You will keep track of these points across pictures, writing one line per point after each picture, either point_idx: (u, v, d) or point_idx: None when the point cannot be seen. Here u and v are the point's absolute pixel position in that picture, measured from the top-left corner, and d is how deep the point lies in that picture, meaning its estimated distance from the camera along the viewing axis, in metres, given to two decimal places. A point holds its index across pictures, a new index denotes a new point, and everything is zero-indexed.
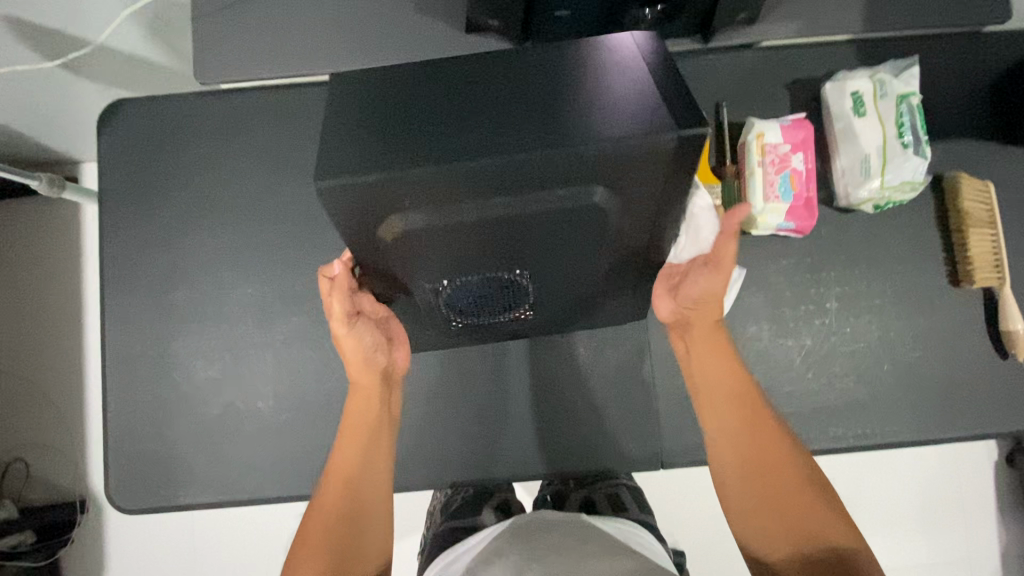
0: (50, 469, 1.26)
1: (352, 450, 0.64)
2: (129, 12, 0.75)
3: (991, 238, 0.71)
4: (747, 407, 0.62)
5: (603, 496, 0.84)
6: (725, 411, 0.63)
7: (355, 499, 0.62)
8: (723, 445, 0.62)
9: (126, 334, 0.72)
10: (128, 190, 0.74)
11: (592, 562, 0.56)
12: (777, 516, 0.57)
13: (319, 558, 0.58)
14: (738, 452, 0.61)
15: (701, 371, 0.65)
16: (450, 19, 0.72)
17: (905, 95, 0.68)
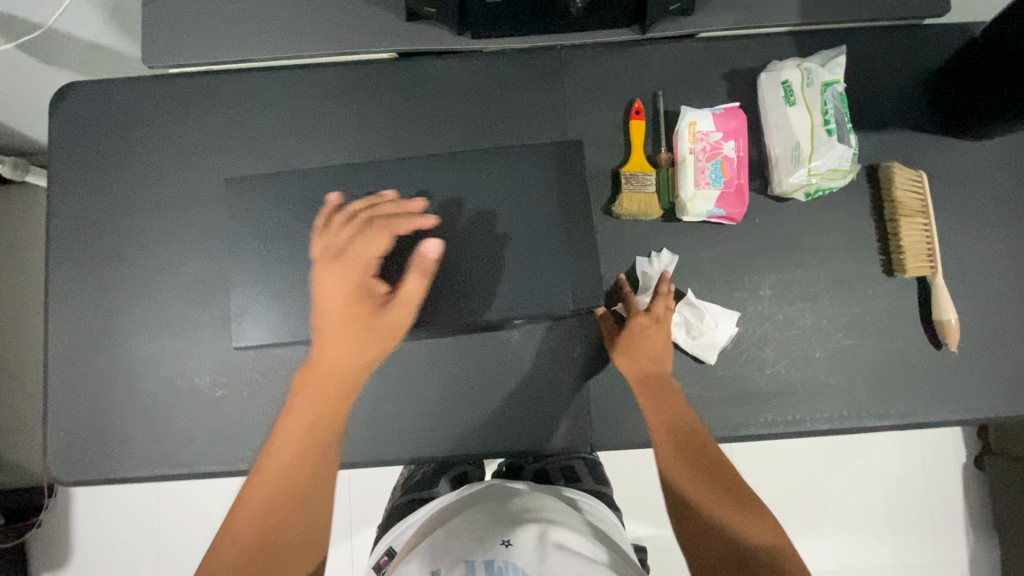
0: (19, 453, 1.28)
1: (294, 424, 0.56)
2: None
3: (924, 227, 0.71)
4: (678, 423, 0.62)
5: (559, 469, 0.85)
6: (666, 428, 0.61)
7: (295, 516, 0.52)
8: (669, 464, 0.58)
9: (70, 308, 0.73)
10: (75, 168, 0.75)
11: (537, 532, 0.57)
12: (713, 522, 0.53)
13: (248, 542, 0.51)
14: (683, 465, 0.58)
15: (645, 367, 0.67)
16: (393, 7, 0.73)
17: (831, 82, 0.69)
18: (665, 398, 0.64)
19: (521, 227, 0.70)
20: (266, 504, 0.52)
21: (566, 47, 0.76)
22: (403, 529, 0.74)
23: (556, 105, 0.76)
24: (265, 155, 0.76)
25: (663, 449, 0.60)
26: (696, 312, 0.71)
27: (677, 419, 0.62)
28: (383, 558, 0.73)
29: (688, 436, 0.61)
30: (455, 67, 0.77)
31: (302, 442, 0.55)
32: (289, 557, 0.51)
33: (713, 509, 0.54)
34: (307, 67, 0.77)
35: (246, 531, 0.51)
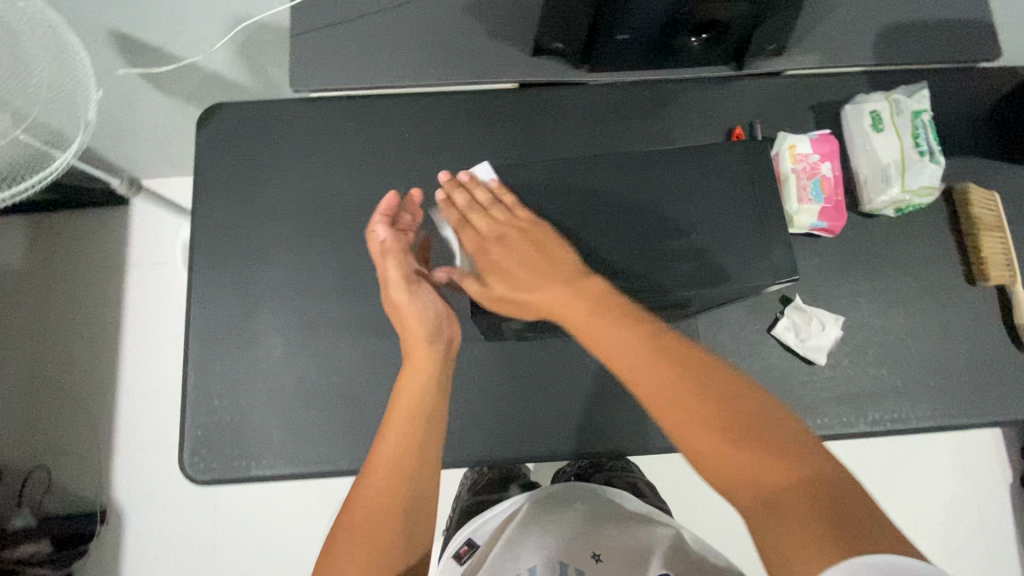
0: (71, 478, 1.24)
1: (413, 388, 0.65)
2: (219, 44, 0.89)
3: (1000, 240, 0.79)
4: (671, 358, 0.53)
5: (623, 481, 0.90)
6: (651, 368, 0.52)
7: (408, 490, 0.59)
8: (680, 414, 0.49)
9: (211, 311, 0.77)
10: (219, 182, 0.81)
11: (619, 540, 0.63)
12: (759, 489, 0.45)
13: (381, 498, 0.58)
14: (694, 415, 0.49)
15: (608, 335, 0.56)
16: (518, 42, 0.82)
17: (918, 111, 0.78)
18: (620, 339, 0.55)
19: (685, 214, 0.71)
20: (389, 480, 0.59)
21: (668, 80, 0.85)
22: (485, 520, 0.74)
23: (660, 131, 0.84)
24: (397, 172, 0.82)
25: (654, 395, 0.51)
26: (803, 317, 0.77)
27: (669, 353, 0.53)
28: (463, 547, 0.72)
29: (707, 375, 0.51)
30: (568, 96, 0.85)
31: (405, 424, 0.62)
32: (421, 513, 0.60)
33: (750, 463, 0.46)
34: (431, 95, 0.85)
35: (380, 492, 0.58)
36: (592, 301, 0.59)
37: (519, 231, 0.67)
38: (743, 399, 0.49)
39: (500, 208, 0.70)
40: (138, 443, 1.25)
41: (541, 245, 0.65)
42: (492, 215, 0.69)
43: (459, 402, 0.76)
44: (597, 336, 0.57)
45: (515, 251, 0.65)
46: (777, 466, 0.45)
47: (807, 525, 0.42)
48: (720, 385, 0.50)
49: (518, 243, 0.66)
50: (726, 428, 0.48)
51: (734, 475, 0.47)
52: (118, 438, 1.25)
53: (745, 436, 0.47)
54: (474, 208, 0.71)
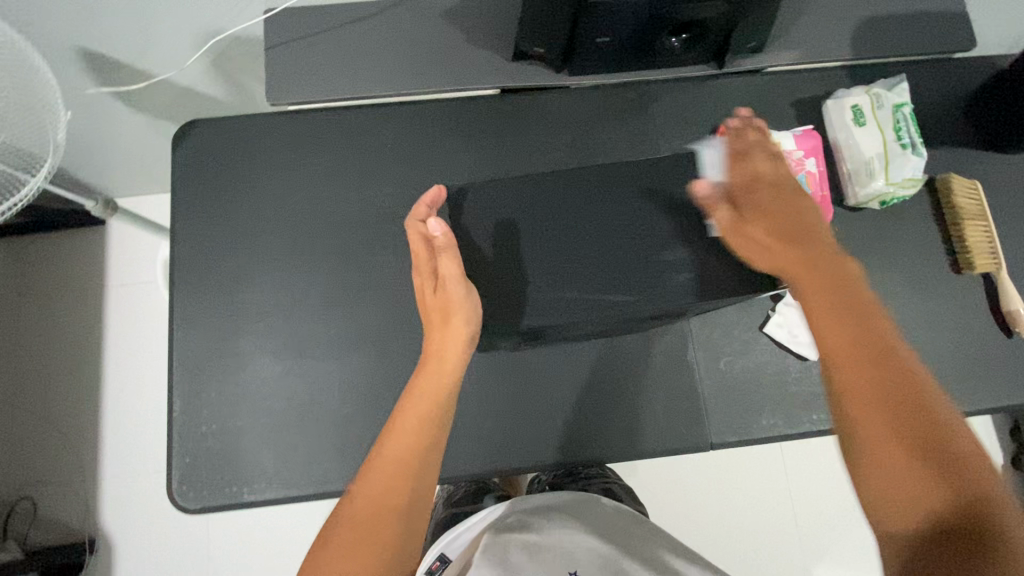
0: (57, 508, 1.21)
1: (426, 387, 0.63)
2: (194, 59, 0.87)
3: (984, 229, 0.80)
4: (883, 360, 0.53)
5: (598, 489, 0.89)
6: (865, 364, 0.53)
7: (405, 505, 0.57)
8: (862, 412, 0.51)
9: (195, 334, 0.76)
10: (198, 200, 0.79)
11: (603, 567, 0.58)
12: (913, 500, 0.48)
13: (379, 499, 0.56)
14: (878, 419, 0.51)
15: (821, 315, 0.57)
16: (499, 48, 0.81)
17: (899, 104, 0.79)
18: (829, 327, 0.56)
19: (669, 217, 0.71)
20: (387, 493, 0.57)
21: (650, 81, 0.85)
22: (455, 536, 0.73)
23: (644, 132, 0.84)
24: (381, 183, 0.81)
25: (853, 391, 0.53)
26: (794, 313, 0.77)
27: (873, 355, 0.54)
28: (436, 564, 0.72)
29: (893, 387, 0.52)
30: (550, 100, 0.84)
31: (412, 435, 0.60)
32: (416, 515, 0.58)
33: (920, 481, 0.48)
34: (414, 103, 0.84)
35: (374, 494, 0.57)
36: (824, 279, 0.59)
37: (778, 186, 0.65)
38: (931, 414, 0.50)
39: (781, 161, 0.67)
40: (126, 469, 1.22)
41: (798, 208, 0.64)
42: (759, 164, 0.67)
43: (453, 415, 0.75)
44: (828, 318, 0.57)
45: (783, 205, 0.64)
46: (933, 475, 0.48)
47: (938, 541, 0.46)
48: (923, 401, 0.51)
49: (780, 196, 0.65)
50: (911, 439, 0.49)
51: (885, 472, 0.49)
52: (105, 465, 1.22)
53: (928, 454, 0.48)
54: (745, 151, 0.68)
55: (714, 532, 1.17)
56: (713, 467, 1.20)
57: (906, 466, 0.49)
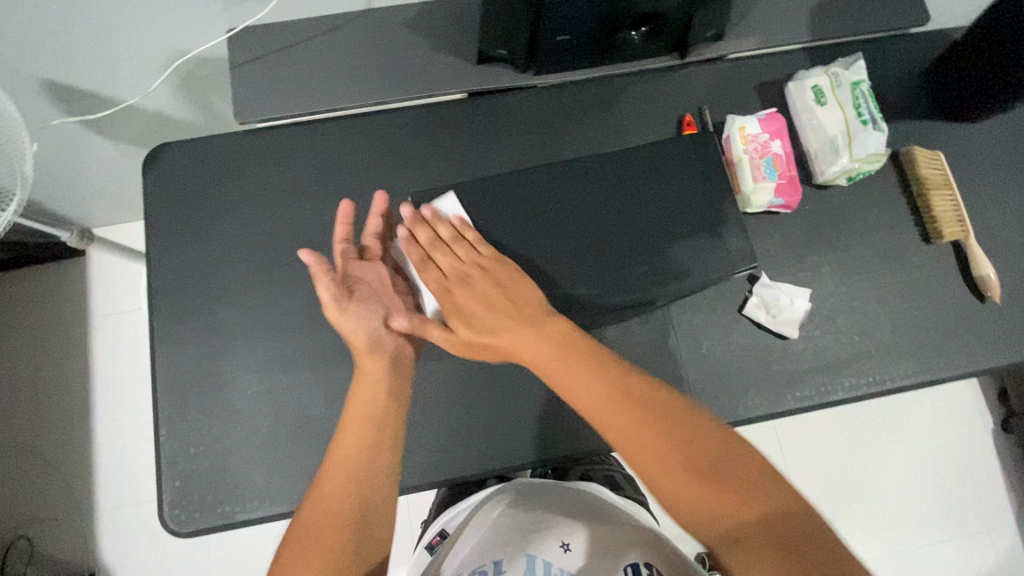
0: (54, 544, 1.19)
1: (371, 385, 0.64)
2: (158, 84, 0.87)
3: (950, 198, 0.82)
4: (660, 416, 0.52)
5: (600, 476, 0.90)
6: (636, 427, 0.52)
7: (362, 499, 0.58)
8: (664, 478, 0.50)
9: (178, 358, 0.76)
10: (173, 224, 0.80)
11: (592, 535, 0.60)
12: (750, 560, 0.46)
13: (344, 493, 0.58)
14: (674, 477, 0.50)
15: (558, 380, 0.57)
16: (461, 53, 0.82)
17: (857, 83, 0.80)
18: (592, 389, 0.55)
19: (627, 210, 0.73)
20: (343, 490, 0.58)
21: (614, 76, 0.86)
22: (452, 515, 0.77)
23: (613, 126, 0.85)
24: (354, 194, 0.81)
25: (627, 444, 0.52)
26: (772, 292, 0.78)
27: (644, 410, 0.53)
28: (435, 538, 0.76)
29: (680, 434, 0.51)
30: (516, 100, 0.85)
31: (359, 431, 0.61)
32: (380, 513, 0.59)
33: (728, 525, 0.47)
34: (383, 112, 0.84)
35: (343, 485, 0.58)
36: (551, 341, 0.58)
37: (485, 270, 0.65)
38: (716, 453, 0.50)
39: (467, 239, 0.68)
40: (122, 498, 1.21)
41: (488, 274, 0.65)
42: (450, 254, 0.67)
43: (442, 417, 0.76)
44: (586, 396, 0.55)
45: (487, 281, 0.64)
46: (739, 511, 0.48)
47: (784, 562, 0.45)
48: (697, 440, 0.51)
49: (489, 277, 0.64)
50: (699, 479, 0.49)
51: (704, 511, 0.48)
52: (100, 497, 1.21)
53: (734, 487, 0.48)
54: (437, 244, 0.67)
55: None
56: None
57: (706, 489, 0.49)
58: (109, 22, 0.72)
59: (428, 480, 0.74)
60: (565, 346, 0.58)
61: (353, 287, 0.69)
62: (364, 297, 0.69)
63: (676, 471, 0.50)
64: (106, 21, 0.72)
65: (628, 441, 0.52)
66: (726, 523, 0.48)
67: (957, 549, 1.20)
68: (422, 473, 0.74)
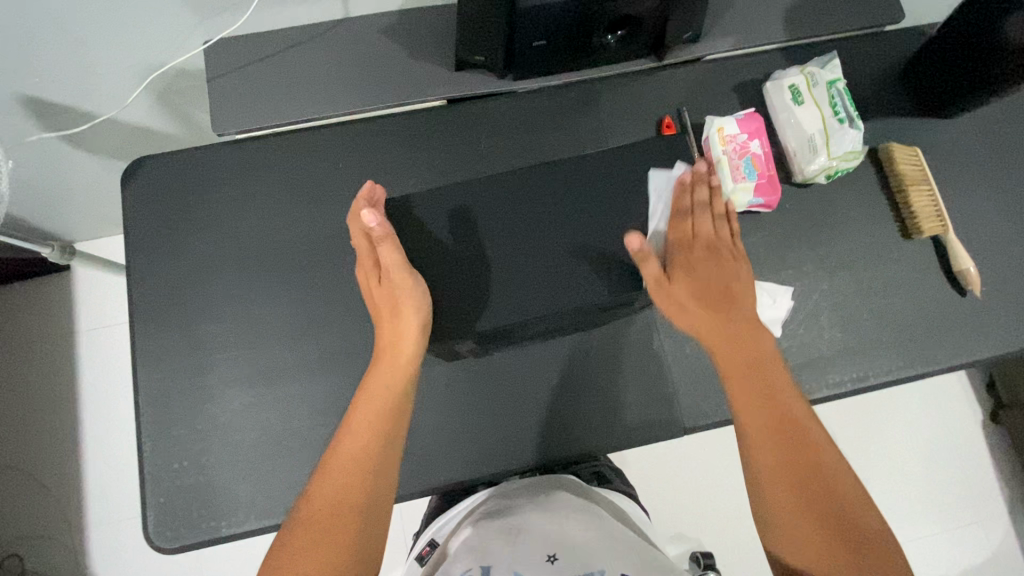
0: (45, 562, 1.18)
1: (384, 382, 0.66)
2: (134, 98, 0.87)
3: (929, 193, 0.82)
4: (796, 442, 0.61)
5: (588, 473, 0.86)
6: (774, 435, 0.61)
7: (364, 496, 0.58)
8: (774, 479, 0.59)
9: (161, 373, 0.75)
10: (153, 239, 0.80)
11: (580, 549, 0.58)
12: (787, 541, 0.58)
13: (342, 493, 0.58)
14: (778, 477, 0.59)
15: (738, 396, 0.64)
16: (440, 60, 0.82)
17: (833, 81, 0.81)
18: (752, 405, 0.63)
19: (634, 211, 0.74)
20: (343, 489, 0.58)
21: (592, 79, 0.87)
22: (444, 520, 0.77)
23: (593, 129, 0.86)
24: (335, 204, 0.81)
25: (760, 451, 0.61)
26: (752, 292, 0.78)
27: (787, 434, 0.61)
28: (427, 548, 0.76)
29: (797, 450, 0.60)
30: (497, 106, 0.85)
31: (365, 423, 0.62)
32: (377, 517, 0.58)
33: (815, 541, 0.56)
34: (362, 122, 0.84)
35: (338, 489, 0.58)
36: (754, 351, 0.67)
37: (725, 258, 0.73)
38: (845, 492, 0.58)
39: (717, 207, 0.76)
40: (114, 513, 1.20)
41: (726, 266, 0.73)
42: (706, 223, 0.74)
43: (427, 426, 0.75)
44: (745, 394, 0.64)
45: (705, 270, 0.72)
46: (817, 521, 0.57)
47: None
48: (824, 475, 0.59)
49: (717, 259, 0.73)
50: (812, 501, 0.58)
51: (788, 534, 0.58)
52: (90, 514, 1.20)
53: (827, 521, 0.57)
54: (684, 210, 0.75)
55: (707, 514, 1.18)
56: (699, 448, 1.20)
57: (813, 533, 0.57)
58: (86, 38, 0.72)
59: (414, 489, 0.74)
60: (755, 369, 0.66)
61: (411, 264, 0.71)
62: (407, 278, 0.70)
63: (806, 486, 0.59)
64: (81, 37, 0.71)
65: (747, 435, 0.62)
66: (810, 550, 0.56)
67: (951, 542, 1.21)
68: (406, 482, 0.74)
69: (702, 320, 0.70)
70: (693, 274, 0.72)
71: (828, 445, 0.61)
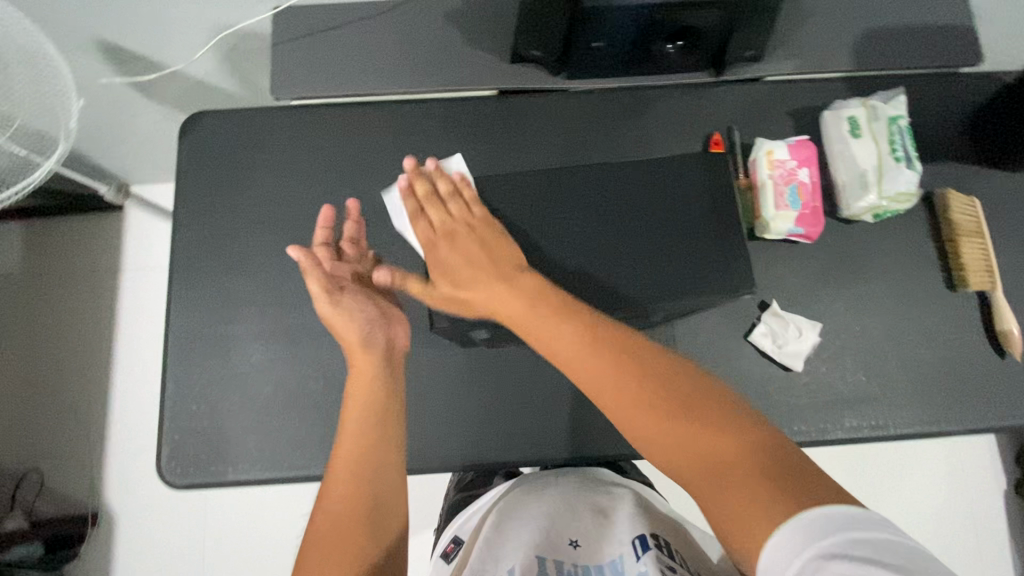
0: (63, 480, 1.25)
1: (364, 386, 0.66)
2: (202, 54, 0.91)
3: (981, 246, 0.79)
4: (624, 353, 0.56)
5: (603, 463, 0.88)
6: (599, 364, 0.56)
7: (372, 492, 0.60)
8: (636, 421, 0.52)
9: (191, 318, 0.79)
10: (201, 190, 0.83)
11: (600, 533, 0.63)
12: (686, 464, 0.49)
13: (351, 494, 0.60)
14: (639, 414, 0.52)
15: (540, 331, 0.60)
16: (497, 51, 0.83)
17: (894, 117, 0.78)
18: (570, 336, 0.58)
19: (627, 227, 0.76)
20: (353, 490, 0.60)
21: (646, 87, 0.86)
22: (468, 517, 0.79)
23: (638, 136, 0.85)
24: (376, 179, 0.83)
25: (615, 395, 0.54)
26: (780, 323, 0.77)
27: (633, 361, 0.55)
28: (451, 545, 0.76)
29: (638, 364, 0.55)
30: (546, 103, 0.85)
31: (358, 427, 0.63)
32: (392, 509, 0.61)
33: (705, 461, 0.48)
34: (414, 102, 0.86)
35: (347, 490, 0.60)
36: (526, 291, 0.64)
37: (479, 232, 0.72)
38: (701, 396, 0.52)
39: (461, 198, 0.75)
40: (131, 444, 1.26)
41: (490, 242, 0.71)
42: (441, 207, 0.75)
43: (433, 407, 0.77)
44: (553, 334, 0.59)
45: (467, 243, 0.71)
46: (681, 424, 0.50)
47: (765, 488, 0.45)
48: (662, 374, 0.54)
49: (461, 236, 0.72)
50: (663, 410, 0.52)
51: (675, 453, 0.50)
52: (109, 442, 1.26)
53: (684, 414, 0.51)
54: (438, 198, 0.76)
55: None
56: None
57: (689, 452, 0.49)
58: None
59: (414, 466, 0.76)
60: (527, 300, 0.63)
61: (341, 285, 0.74)
62: (352, 293, 0.73)
63: (660, 413, 0.52)
64: None
65: (600, 385, 0.55)
66: (689, 469, 0.49)
67: None
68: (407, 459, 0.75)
69: (489, 296, 0.66)
70: (448, 250, 0.72)
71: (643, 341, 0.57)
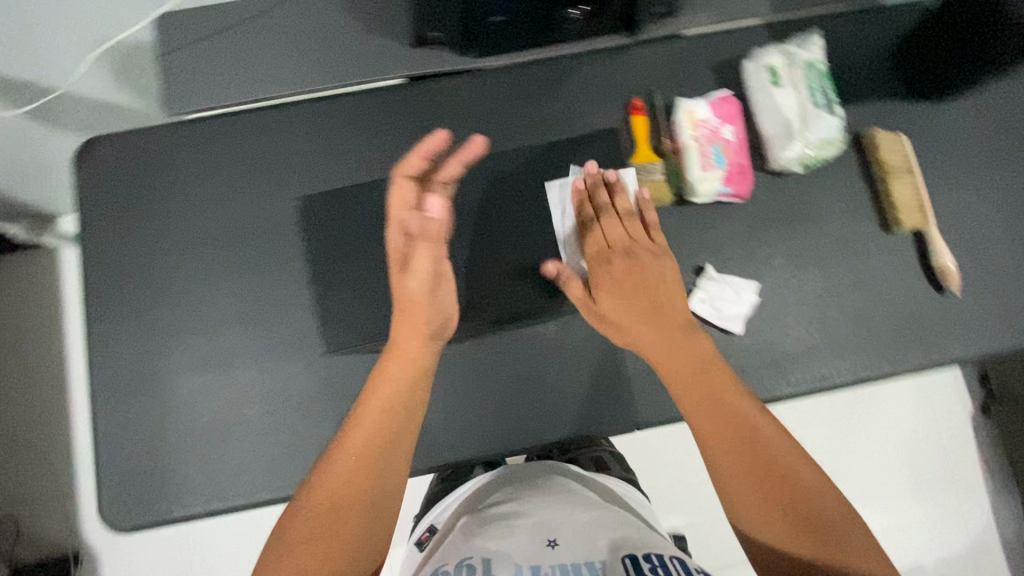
0: (40, 524, 1.23)
1: (399, 375, 0.64)
2: (91, 73, 0.85)
3: (912, 182, 0.77)
4: (752, 436, 0.57)
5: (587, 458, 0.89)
6: (723, 437, 0.57)
7: (367, 496, 0.56)
8: (737, 490, 0.55)
9: (115, 357, 0.76)
10: (107, 220, 0.79)
11: (580, 533, 0.58)
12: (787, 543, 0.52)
13: (352, 489, 0.56)
14: (751, 487, 0.55)
15: (693, 394, 0.61)
16: (398, 37, 0.78)
17: (812, 62, 0.76)
18: (712, 402, 0.60)
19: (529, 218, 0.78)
20: (352, 486, 0.56)
21: (560, 57, 0.82)
22: (442, 509, 0.83)
23: (558, 111, 0.81)
24: (289, 187, 0.79)
25: (728, 459, 0.56)
26: (717, 287, 0.76)
27: (755, 439, 0.57)
28: (426, 533, 0.82)
29: (755, 442, 0.57)
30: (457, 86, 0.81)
31: (381, 419, 0.61)
32: (385, 517, 0.57)
33: (798, 543, 0.52)
34: (321, 100, 0.81)
35: (346, 483, 0.56)
36: (680, 356, 0.64)
37: (649, 279, 0.70)
38: (817, 495, 0.54)
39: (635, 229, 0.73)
40: None
41: (651, 283, 0.69)
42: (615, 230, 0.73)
43: None
44: (697, 399, 0.61)
45: (630, 274, 0.70)
46: (795, 521, 0.53)
47: None
48: (775, 456, 0.56)
49: (637, 263, 0.70)
50: (769, 496, 0.54)
51: (774, 537, 0.53)
52: (80, 481, 1.24)
53: (807, 517, 0.53)
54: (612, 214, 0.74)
55: None
56: None
57: (793, 543, 0.52)
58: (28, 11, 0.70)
59: None
60: (688, 367, 0.63)
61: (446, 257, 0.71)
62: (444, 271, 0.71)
63: (774, 497, 0.54)
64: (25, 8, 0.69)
65: (713, 445, 0.58)
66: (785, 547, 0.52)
67: (930, 536, 1.19)
68: None
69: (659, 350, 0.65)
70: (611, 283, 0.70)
71: (768, 421, 0.59)
